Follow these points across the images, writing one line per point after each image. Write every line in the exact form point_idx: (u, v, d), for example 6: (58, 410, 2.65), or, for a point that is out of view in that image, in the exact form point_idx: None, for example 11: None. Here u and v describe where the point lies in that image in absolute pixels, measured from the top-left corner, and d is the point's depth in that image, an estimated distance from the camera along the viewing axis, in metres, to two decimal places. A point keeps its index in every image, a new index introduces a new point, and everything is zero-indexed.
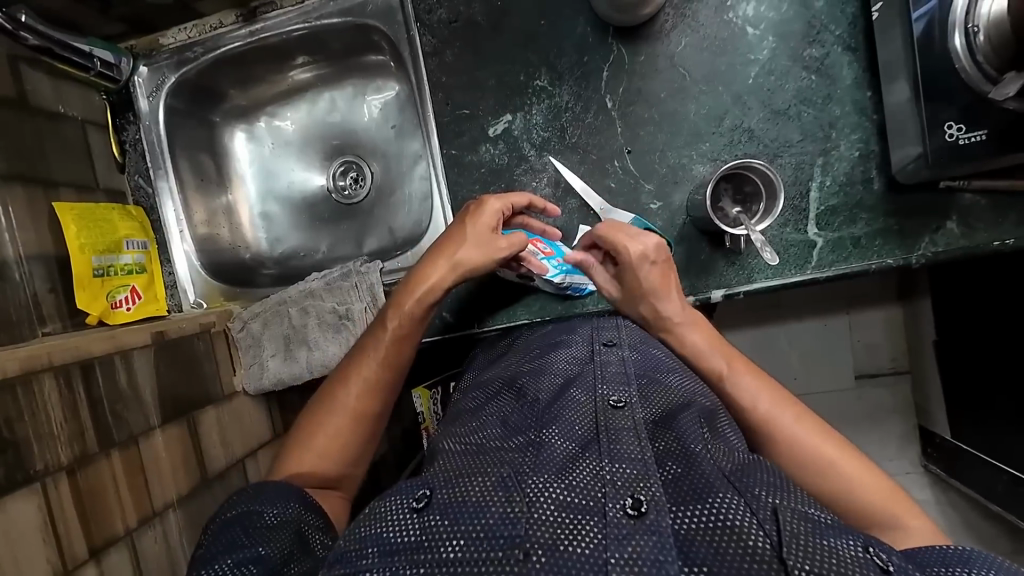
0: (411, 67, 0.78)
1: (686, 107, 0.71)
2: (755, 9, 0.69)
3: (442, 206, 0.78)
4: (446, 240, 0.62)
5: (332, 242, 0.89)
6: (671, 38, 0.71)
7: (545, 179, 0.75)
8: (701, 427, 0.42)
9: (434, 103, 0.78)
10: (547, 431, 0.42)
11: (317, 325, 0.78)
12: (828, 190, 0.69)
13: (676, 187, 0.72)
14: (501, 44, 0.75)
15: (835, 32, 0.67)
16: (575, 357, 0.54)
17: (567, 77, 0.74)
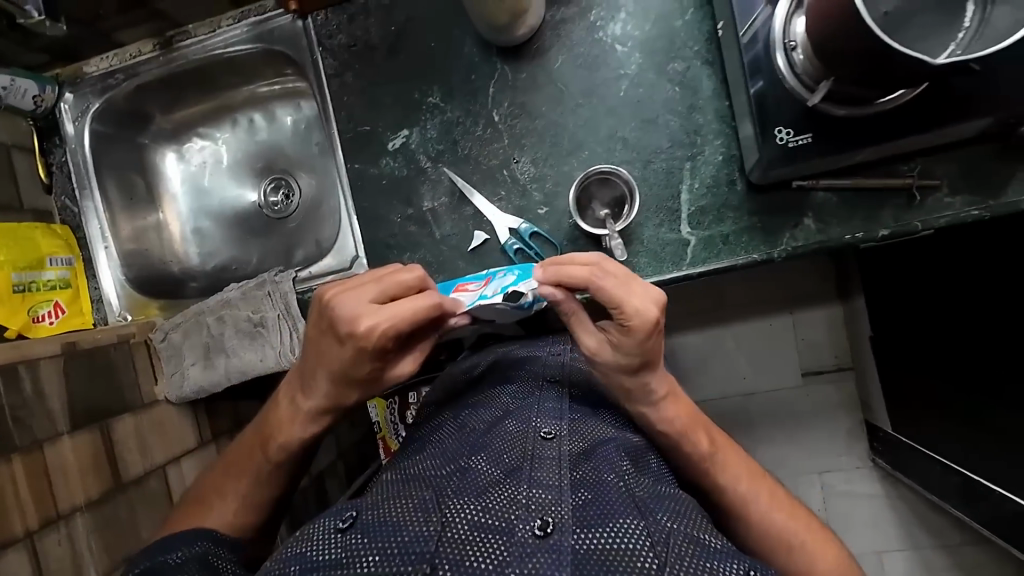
0: (317, 86, 0.82)
1: (566, 119, 0.75)
2: (622, 28, 0.73)
3: (352, 221, 0.81)
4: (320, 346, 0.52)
5: (261, 255, 0.96)
6: (546, 58, 0.75)
7: (442, 190, 0.78)
8: (622, 459, 0.46)
9: (339, 121, 0.81)
10: (476, 457, 0.45)
11: (233, 333, 0.82)
12: (697, 192, 0.71)
13: (558, 194, 0.75)
14: (395, 65, 0.80)
15: (693, 48, 0.72)
16: (518, 392, 0.56)
17: (457, 94, 0.78)
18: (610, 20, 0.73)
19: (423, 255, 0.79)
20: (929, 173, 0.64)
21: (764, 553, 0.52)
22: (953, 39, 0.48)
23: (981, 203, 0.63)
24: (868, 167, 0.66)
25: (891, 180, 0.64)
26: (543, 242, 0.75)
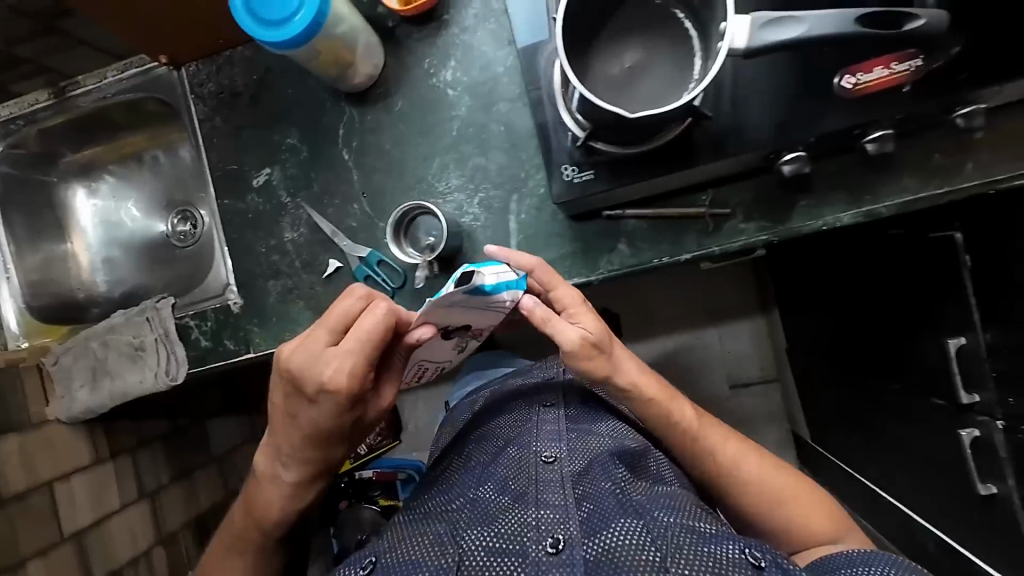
0: (191, 129, 1.12)
1: (399, 155, 1.01)
2: (452, 77, 1.00)
3: (225, 254, 1.08)
4: (314, 361, 0.71)
5: (167, 280, 1.27)
6: (388, 101, 1.02)
7: (301, 225, 1.05)
8: (619, 467, 0.69)
9: (210, 162, 1.10)
10: (484, 488, 0.69)
11: (113, 356, 1.07)
12: (522, 222, 0.93)
13: (418, 231, 0.96)
14: (241, 116, 1.09)
15: (460, 106, 0.99)
16: (550, 433, 0.74)
17: (302, 142, 1.06)
18: (442, 68, 1.00)
19: (283, 280, 1.05)
20: (724, 203, 0.83)
21: (751, 497, 0.76)
22: (687, 88, 0.69)
23: (769, 227, 0.81)
24: (676, 193, 0.85)
25: (689, 208, 0.83)
26: (387, 266, 0.98)
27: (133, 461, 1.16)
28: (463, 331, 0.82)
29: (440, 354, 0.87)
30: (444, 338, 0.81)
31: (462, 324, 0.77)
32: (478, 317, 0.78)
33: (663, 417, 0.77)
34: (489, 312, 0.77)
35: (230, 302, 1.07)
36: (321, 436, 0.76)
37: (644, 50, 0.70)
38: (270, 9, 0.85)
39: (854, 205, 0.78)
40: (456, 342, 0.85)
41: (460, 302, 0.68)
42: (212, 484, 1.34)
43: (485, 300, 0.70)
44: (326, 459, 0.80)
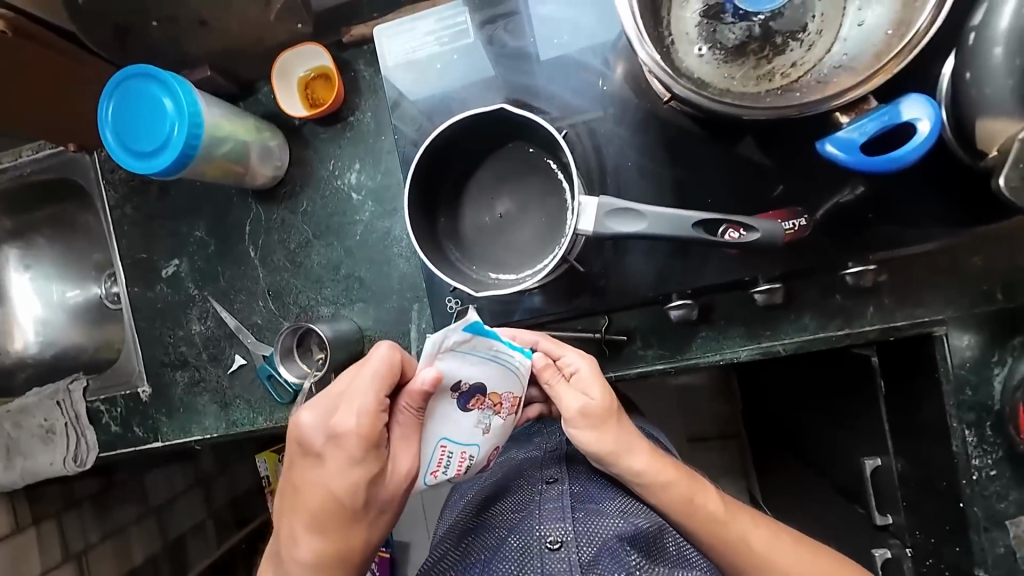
0: (103, 216, 1.04)
1: (309, 258, 0.96)
2: (356, 179, 0.94)
3: (136, 345, 1.05)
4: (320, 414, 0.59)
5: (99, 346, 1.29)
6: (293, 201, 0.96)
7: (209, 317, 1.01)
8: (636, 554, 0.61)
9: (123, 252, 1.04)
10: None
11: (29, 435, 1.09)
12: (422, 328, 0.93)
13: (270, 331, 0.98)
14: (163, 203, 1.02)
15: (369, 206, 0.94)
16: (555, 508, 0.66)
17: (212, 235, 1.00)
18: (347, 170, 0.94)
19: (191, 371, 1.03)
20: (623, 328, 0.82)
21: None
22: (558, 244, 0.67)
23: (666, 356, 0.82)
24: (575, 315, 0.81)
25: (584, 333, 0.82)
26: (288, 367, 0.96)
27: (58, 524, 1.29)
28: (482, 400, 0.64)
29: (464, 438, 0.65)
30: (463, 399, 0.63)
31: (476, 383, 0.62)
32: (487, 377, 0.63)
33: (684, 509, 0.68)
34: (491, 367, 0.62)
35: (138, 391, 1.05)
36: (332, 512, 0.58)
37: (519, 202, 0.70)
38: (137, 140, 0.75)
39: (752, 340, 0.80)
40: (477, 419, 0.65)
41: (455, 349, 0.59)
42: (145, 538, 1.50)
43: (478, 353, 0.60)
44: (349, 546, 0.60)
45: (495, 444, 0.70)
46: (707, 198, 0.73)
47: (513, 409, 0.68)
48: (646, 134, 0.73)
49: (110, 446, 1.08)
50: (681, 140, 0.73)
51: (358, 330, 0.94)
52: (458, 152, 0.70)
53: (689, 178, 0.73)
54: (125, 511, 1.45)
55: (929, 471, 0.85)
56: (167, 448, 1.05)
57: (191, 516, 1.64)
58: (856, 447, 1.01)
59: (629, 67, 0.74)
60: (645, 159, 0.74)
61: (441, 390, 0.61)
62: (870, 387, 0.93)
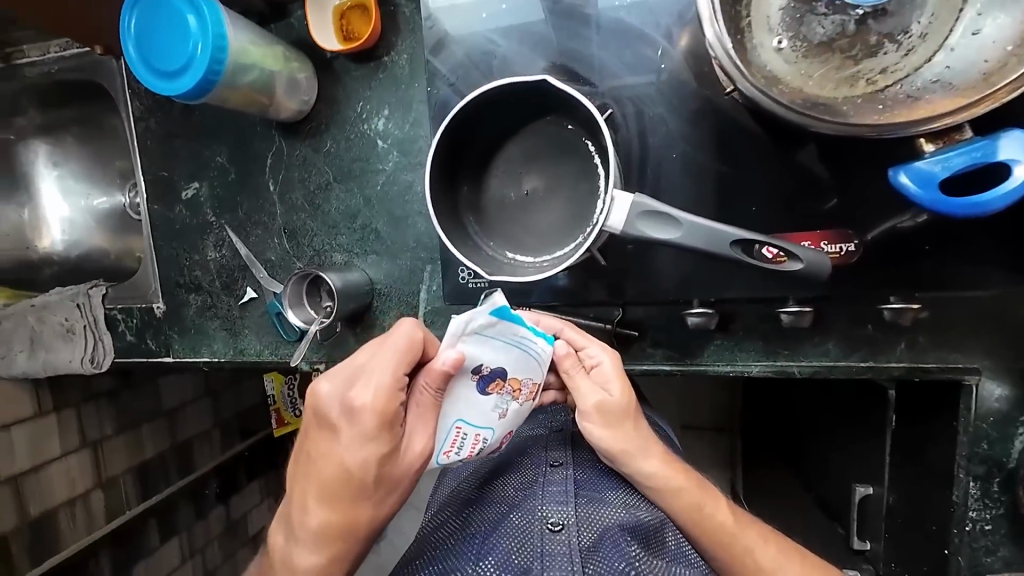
0: (128, 126, 1.02)
1: (327, 201, 0.94)
2: (384, 125, 0.89)
3: (153, 261, 1.06)
4: (336, 386, 0.56)
5: (120, 253, 1.31)
6: (317, 139, 0.92)
7: (224, 246, 1.01)
8: (636, 546, 0.57)
9: (145, 167, 1.03)
10: (479, 563, 0.55)
11: (51, 331, 1.13)
12: (432, 291, 0.91)
13: (282, 269, 0.98)
14: (187, 122, 0.99)
15: (394, 157, 0.90)
16: (559, 492, 0.62)
17: (234, 163, 0.98)
18: (375, 115, 0.89)
19: (204, 295, 1.04)
20: (635, 324, 0.79)
21: None
22: (581, 234, 0.63)
23: (675, 358, 0.79)
24: (588, 303, 0.78)
25: (595, 322, 0.79)
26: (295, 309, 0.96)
27: (77, 414, 1.38)
28: (501, 384, 0.62)
29: (481, 421, 0.63)
30: (482, 382, 0.61)
31: (496, 367, 0.60)
32: (509, 363, 0.61)
33: (691, 517, 0.65)
34: (513, 352, 0.60)
35: (153, 307, 1.08)
36: (342, 486, 0.55)
37: (549, 181, 0.65)
38: (160, 60, 0.73)
39: (767, 356, 0.77)
40: (495, 403, 0.62)
41: (479, 332, 0.57)
42: (156, 436, 1.60)
43: (501, 338, 0.59)
44: (355, 522, 0.56)
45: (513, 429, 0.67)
46: (752, 205, 0.67)
47: (531, 396, 0.66)
48: (698, 124, 0.67)
49: (126, 353, 1.12)
50: (736, 136, 0.66)
51: (369, 282, 0.93)
52: (491, 118, 0.64)
53: (736, 179, 0.67)
54: (139, 409, 1.55)
55: (921, 511, 0.83)
56: (176, 365, 1.09)
57: (198, 423, 1.74)
58: (851, 472, 0.99)
59: (692, 44, 0.66)
60: (691, 151, 0.67)
61: (462, 372, 0.59)
62: (880, 418, 0.90)
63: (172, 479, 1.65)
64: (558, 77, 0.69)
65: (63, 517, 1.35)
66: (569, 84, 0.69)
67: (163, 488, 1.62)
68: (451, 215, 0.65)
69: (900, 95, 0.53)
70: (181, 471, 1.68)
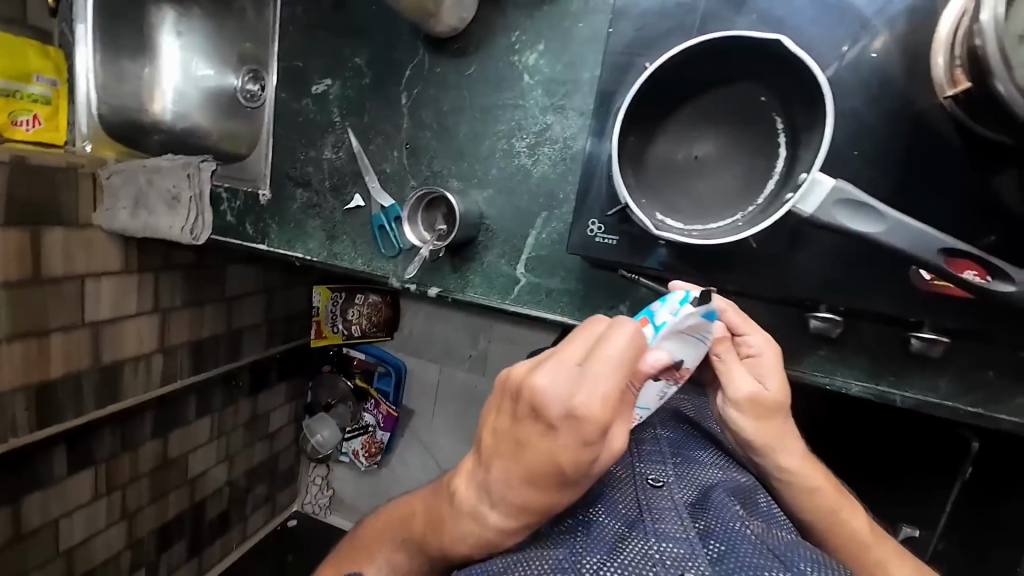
0: (272, 9, 1.03)
1: (457, 126, 0.94)
2: (534, 61, 0.87)
3: (268, 149, 1.08)
4: (553, 383, 0.49)
5: (224, 135, 1.34)
6: (462, 61, 0.91)
7: (342, 148, 1.02)
8: (736, 503, 0.59)
9: (281, 54, 1.03)
10: (594, 509, 0.58)
11: (156, 194, 1.18)
12: (541, 238, 0.91)
13: (395, 184, 0.99)
14: (333, 16, 0.99)
15: (536, 95, 0.88)
16: (659, 457, 0.66)
17: (371, 67, 0.98)
18: (529, 48, 0.87)
19: (311, 194, 1.06)
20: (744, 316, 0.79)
21: None
22: (744, 210, 0.62)
23: None
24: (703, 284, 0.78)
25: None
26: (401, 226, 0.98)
27: (155, 280, 1.44)
28: (675, 371, 0.61)
29: (644, 400, 0.62)
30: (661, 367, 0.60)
31: (680, 358, 0.59)
32: (689, 351, 0.60)
33: (809, 506, 0.66)
34: (695, 343, 0.60)
35: (259, 193, 1.11)
36: (550, 482, 0.50)
37: (722, 150, 0.63)
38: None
39: (870, 379, 0.76)
40: (662, 387, 0.62)
41: (683, 326, 0.57)
42: (215, 318, 1.67)
43: (695, 332, 0.59)
44: (550, 510, 0.53)
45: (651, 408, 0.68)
46: (922, 222, 0.63)
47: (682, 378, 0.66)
48: (895, 125, 0.62)
49: (221, 232, 1.16)
50: (931, 147, 0.62)
51: (480, 216, 0.93)
52: (681, 70, 0.63)
53: (916, 192, 0.63)
54: (205, 289, 1.61)
55: (975, 564, 0.83)
56: (269, 254, 1.12)
57: (252, 315, 1.82)
58: (899, 512, 1.00)
59: (913, 38, 0.61)
60: (875, 154, 0.63)
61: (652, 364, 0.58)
62: (953, 468, 0.90)
63: (220, 362, 1.73)
64: None
65: (128, 370, 1.43)
66: None
67: (212, 368, 1.71)
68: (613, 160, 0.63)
69: None
70: (229, 357, 1.76)
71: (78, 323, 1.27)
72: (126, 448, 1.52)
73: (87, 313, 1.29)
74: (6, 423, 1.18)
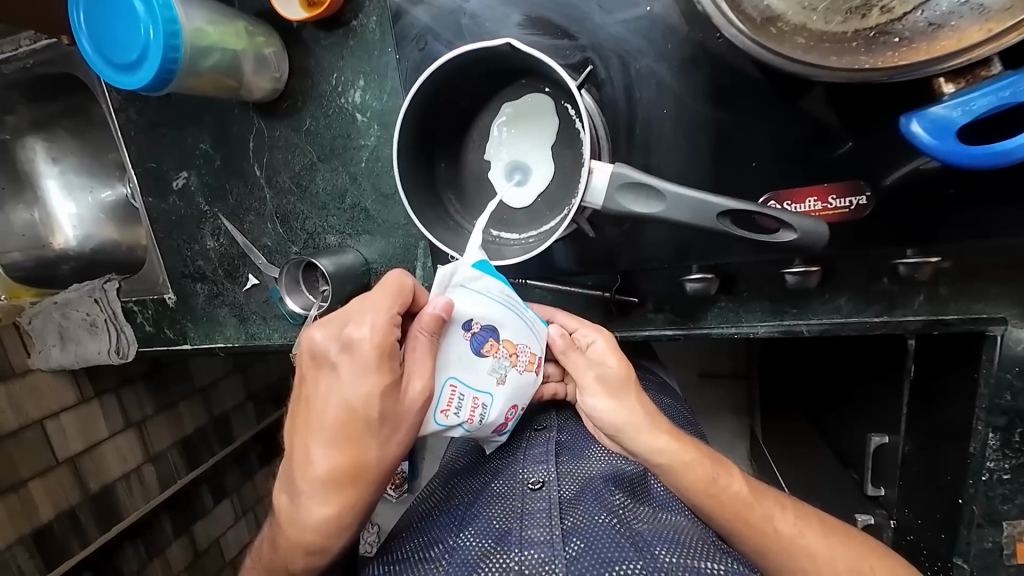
0: (110, 119, 1.01)
1: (316, 183, 0.91)
2: (361, 98, 0.85)
3: (155, 252, 1.07)
4: (330, 323, 0.58)
5: (130, 244, 1.33)
6: (297, 118, 0.89)
7: (222, 234, 1.01)
8: (613, 494, 0.63)
9: (133, 160, 1.02)
10: (468, 534, 0.60)
11: (75, 324, 1.19)
12: (429, 269, 0.89)
13: (279, 255, 0.98)
14: (166, 110, 0.97)
15: (374, 131, 0.86)
16: (542, 459, 0.69)
17: (218, 149, 0.96)
18: (351, 86, 0.84)
19: (210, 285, 1.06)
20: (635, 290, 0.77)
21: None
22: (568, 203, 0.64)
23: (678, 322, 0.77)
24: (585, 271, 0.76)
25: (593, 290, 0.78)
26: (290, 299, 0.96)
27: (117, 398, 1.41)
28: (497, 347, 0.62)
29: (477, 383, 0.62)
30: (476, 341, 0.61)
31: (487, 326, 0.61)
32: (499, 320, 0.62)
33: (706, 489, 0.65)
34: (500, 309, 0.62)
35: (165, 297, 1.10)
36: (347, 425, 0.54)
37: (531, 153, 0.66)
38: (115, 51, 0.71)
39: (775, 316, 0.73)
40: (492, 366, 0.62)
41: (464, 283, 0.59)
42: (193, 412, 1.63)
43: (488, 293, 0.60)
44: (363, 463, 0.56)
45: (511, 402, 0.66)
46: (752, 161, 0.64)
47: (529, 365, 0.67)
48: (688, 72, 0.63)
49: (146, 342, 1.16)
50: (734, 82, 0.62)
51: (364, 262, 0.91)
52: (467, 96, 0.66)
53: (734, 129, 0.63)
54: (174, 389, 1.57)
55: (934, 463, 0.82)
56: (193, 352, 1.12)
57: (232, 396, 1.78)
58: (867, 423, 0.97)
59: None
60: (686, 102, 0.64)
61: (453, 325, 0.59)
62: (899, 370, 0.87)
63: (214, 449, 1.70)
64: (537, 29, 0.66)
65: (121, 490, 1.39)
66: (546, 38, 0.66)
67: (208, 458, 1.67)
68: (430, 197, 0.68)
69: (919, 25, 0.46)
70: (222, 442, 1.73)
71: (52, 464, 1.25)
72: (152, 553, 1.47)
73: (58, 452, 1.26)
74: None
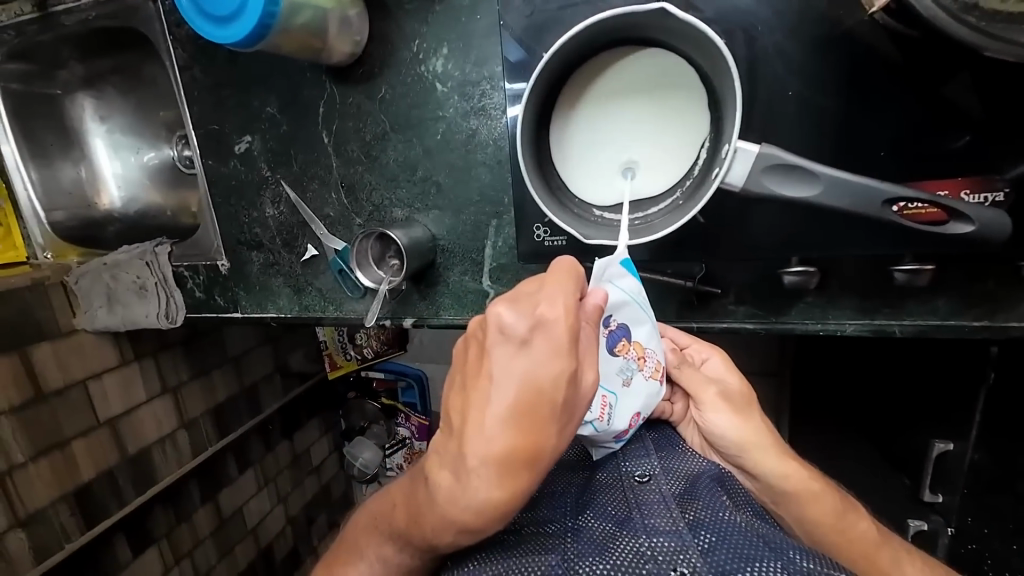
0: (174, 75, 0.99)
1: (388, 155, 0.89)
2: (443, 67, 0.82)
3: (211, 216, 1.05)
4: (512, 296, 0.52)
5: (175, 210, 1.32)
6: (372, 85, 0.86)
7: (282, 203, 0.99)
8: (720, 494, 0.60)
9: (194, 121, 1.00)
10: (584, 516, 0.58)
11: (122, 286, 1.17)
12: (499, 249, 0.87)
13: (341, 228, 0.96)
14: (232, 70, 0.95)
15: (453, 100, 0.83)
16: (644, 458, 0.66)
17: (285, 113, 0.93)
18: (433, 54, 0.82)
19: (266, 253, 1.04)
20: (718, 280, 0.75)
21: None
22: (681, 186, 0.65)
23: (760, 316, 0.75)
24: (669, 259, 0.74)
25: (674, 279, 0.75)
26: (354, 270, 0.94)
27: (156, 362, 1.40)
28: (628, 347, 0.60)
29: (605, 380, 0.58)
30: (612, 338, 0.58)
31: (623, 324, 0.59)
32: (633, 318, 0.60)
33: (836, 521, 0.69)
34: (636, 308, 0.60)
35: (218, 264, 1.09)
36: (533, 405, 0.48)
37: (645, 129, 0.66)
38: (211, 2, 0.70)
39: (864, 315, 0.71)
40: (621, 367, 0.59)
41: (613, 280, 0.59)
42: (226, 381, 1.61)
43: (628, 291, 0.59)
44: (539, 452, 0.49)
45: (637, 409, 0.61)
46: (878, 150, 0.61)
47: (653, 372, 0.63)
48: (814, 53, 0.61)
49: (195, 308, 1.15)
50: (860, 67, 0.60)
51: (431, 238, 0.89)
52: (577, 67, 0.66)
53: (856, 117, 0.61)
54: (210, 357, 1.56)
55: (1012, 471, 0.80)
56: (242, 320, 1.10)
57: (263, 367, 1.77)
58: (926, 426, 0.94)
59: None
60: (807, 86, 0.61)
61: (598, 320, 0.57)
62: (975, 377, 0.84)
63: (244, 418, 1.69)
64: None
65: (157, 453, 1.40)
66: None
67: (238, 427, 1.66)
68: (535, 172, 0.67)
69: None
70: (252, 412, 1.72)
71: (94, 424, 1.25)
72: (181, 517, 1.49)
73: (99, 412, 1.26)
74: (57, 532, 1.18)
